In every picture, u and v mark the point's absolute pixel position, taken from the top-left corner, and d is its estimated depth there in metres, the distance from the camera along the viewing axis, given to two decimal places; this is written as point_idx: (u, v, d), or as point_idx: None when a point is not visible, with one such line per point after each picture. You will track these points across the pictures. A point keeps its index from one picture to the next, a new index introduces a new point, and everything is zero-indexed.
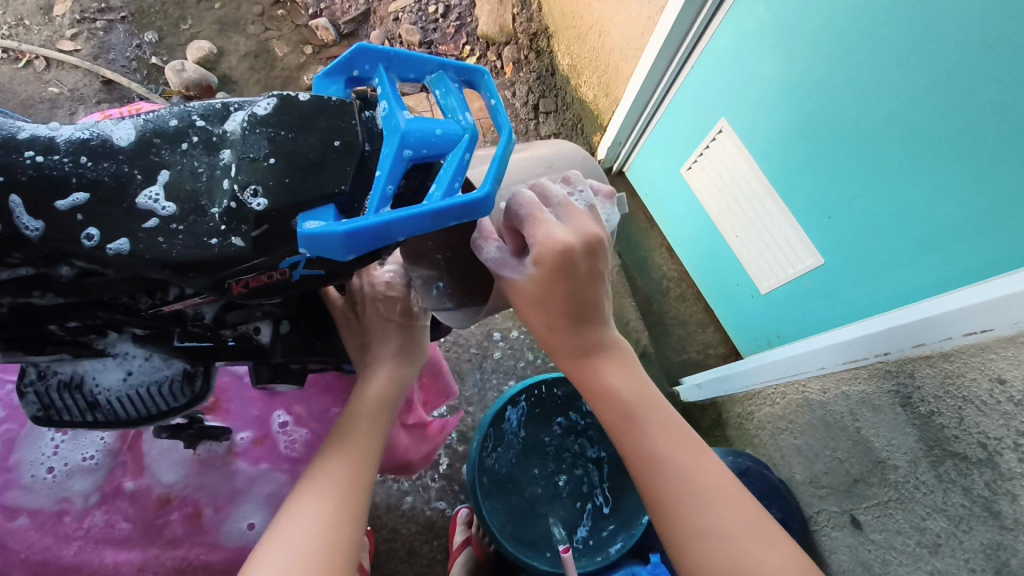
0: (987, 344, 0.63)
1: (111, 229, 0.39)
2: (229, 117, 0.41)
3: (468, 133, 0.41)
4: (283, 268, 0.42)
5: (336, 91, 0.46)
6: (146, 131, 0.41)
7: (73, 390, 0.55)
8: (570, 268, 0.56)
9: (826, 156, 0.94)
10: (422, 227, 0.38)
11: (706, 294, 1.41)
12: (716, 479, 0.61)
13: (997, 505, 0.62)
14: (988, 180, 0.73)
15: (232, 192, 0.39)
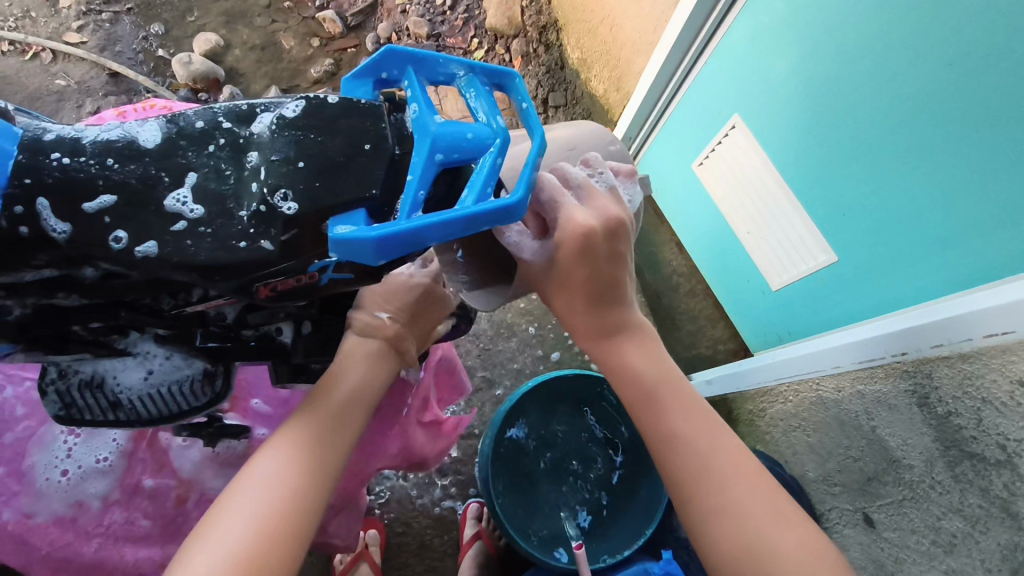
0: (1008, 346, 0.63)
1: (139, 233, 0.39)
2: (256, 118, 0.41)
3: (499, 138, 0.41)
4: (312, 271, 0.43)
5: (364, 92, 0.45)
6: (172, 133, 0.41)
7: (94, 389, 0.55)
8: (587, 250, 0.58)
9: (841, 154, 0.93)
10: (455, 231, 0.38)
11: (716, 290, 1.41)
12: (731, 457, 0.61)
13: (1015, 506, 0.62)
14: (1005, 179, 0.72)
15: (261, 195, 0.39)
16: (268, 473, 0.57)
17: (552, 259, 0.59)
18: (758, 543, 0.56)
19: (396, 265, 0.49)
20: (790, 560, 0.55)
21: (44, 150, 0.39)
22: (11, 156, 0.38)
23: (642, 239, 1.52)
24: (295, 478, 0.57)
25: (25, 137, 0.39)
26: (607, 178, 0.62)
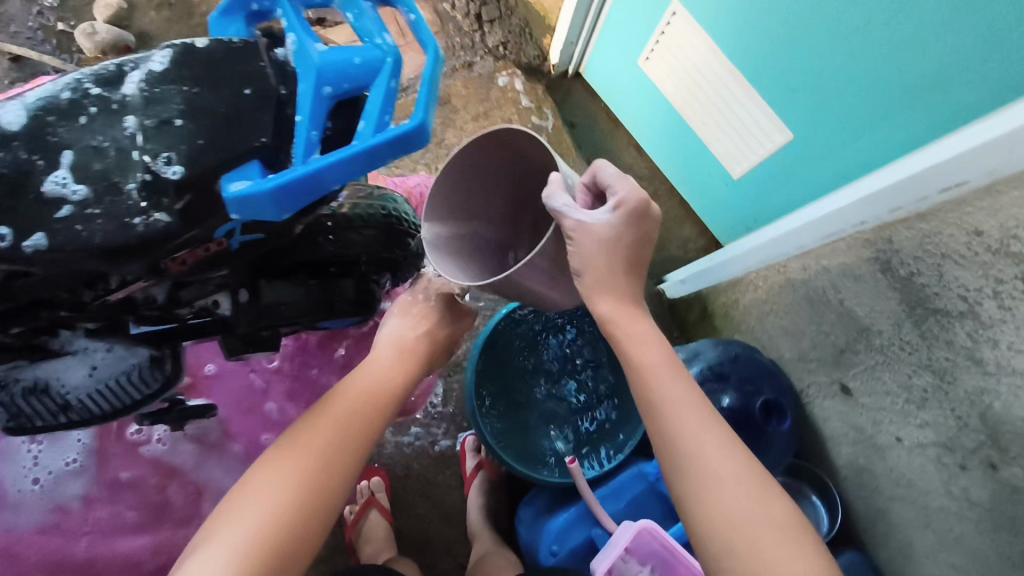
0: (963, 198, 0.63)
1: (23, 226, 0.36)
2: (125, 79, 0.38)
3: (391, 56, 0.37)
4: (219, 239, 0.39)
5: (236, 30, 0.48)
6: (35, 110, 0.37)
7: (40, 395, 0.54)
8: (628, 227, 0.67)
9: (785, 25, 0.89)
10: (356, 171, 0.36)
11: (681, 189, 1.39)
12: (703, 411, 0.66)
13: (979, 353, 0.64)
14: (953, 23, 0.69)
15: (145, 163, 0.36)
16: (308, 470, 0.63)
17: (605, 226, 0.65)
18: (729, 492, 0.60)
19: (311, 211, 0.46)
20: (749, 506, 0.59)
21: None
22: None
23: (601, 149, 1.48)
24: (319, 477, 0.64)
25: None
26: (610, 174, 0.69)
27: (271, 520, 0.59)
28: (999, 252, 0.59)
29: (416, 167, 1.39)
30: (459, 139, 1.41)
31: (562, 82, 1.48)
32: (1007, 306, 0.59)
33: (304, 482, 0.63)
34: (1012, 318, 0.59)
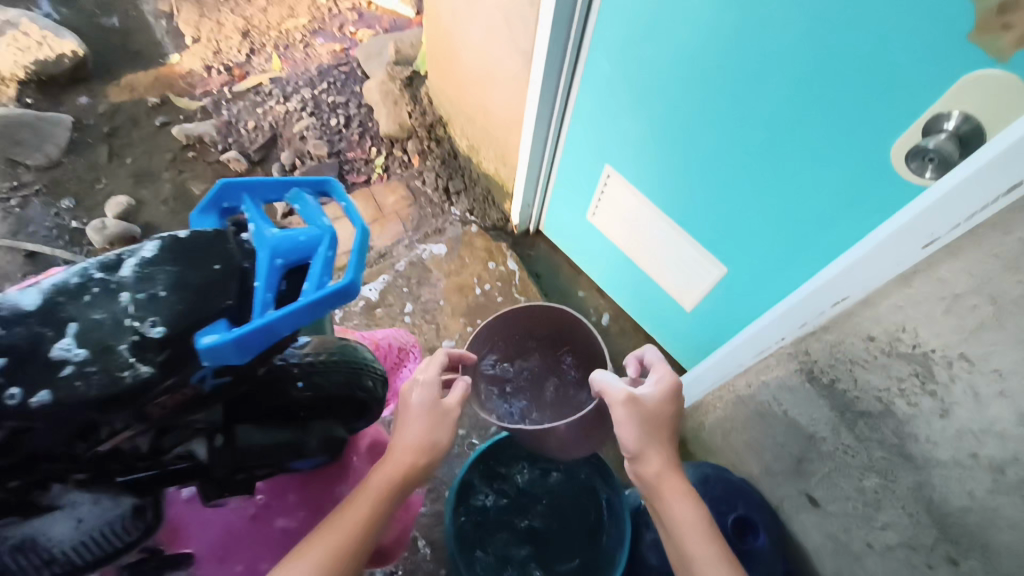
0: (850, 310, 0.69)
1: (29, 386, 0.43)
2: (122, 265, 0.47)
3: (327, 233, 0.54)
4: (194, 382, 0.51)
5: (210, 223, 0.61)
6: (51, 294, 0.45)
7: (24, 551, 0.56)
8: (639, 419, 0.78)
9: (700, 175, 1.04)
10: (302, 316, 0.49)
11: (645, 324, 1.50)
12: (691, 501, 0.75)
13: (907, 448, 0.69)
14: (827, 169, 0.84)
15: (133, 327, 0.44)
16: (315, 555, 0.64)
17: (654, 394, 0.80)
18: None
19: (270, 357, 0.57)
20: None
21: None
22: None
23: (566, 294, 1.61)
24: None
25: None
26: (658, 365, 0.85)
27: None
28: (891, 353, 0.65)
29: (394, 321, 1.50)
30: (433, 292, 1.54)
31: (525, 238, 1.67)
32: (914, 402, 0.65)
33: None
34: (921, 413, 0.65)
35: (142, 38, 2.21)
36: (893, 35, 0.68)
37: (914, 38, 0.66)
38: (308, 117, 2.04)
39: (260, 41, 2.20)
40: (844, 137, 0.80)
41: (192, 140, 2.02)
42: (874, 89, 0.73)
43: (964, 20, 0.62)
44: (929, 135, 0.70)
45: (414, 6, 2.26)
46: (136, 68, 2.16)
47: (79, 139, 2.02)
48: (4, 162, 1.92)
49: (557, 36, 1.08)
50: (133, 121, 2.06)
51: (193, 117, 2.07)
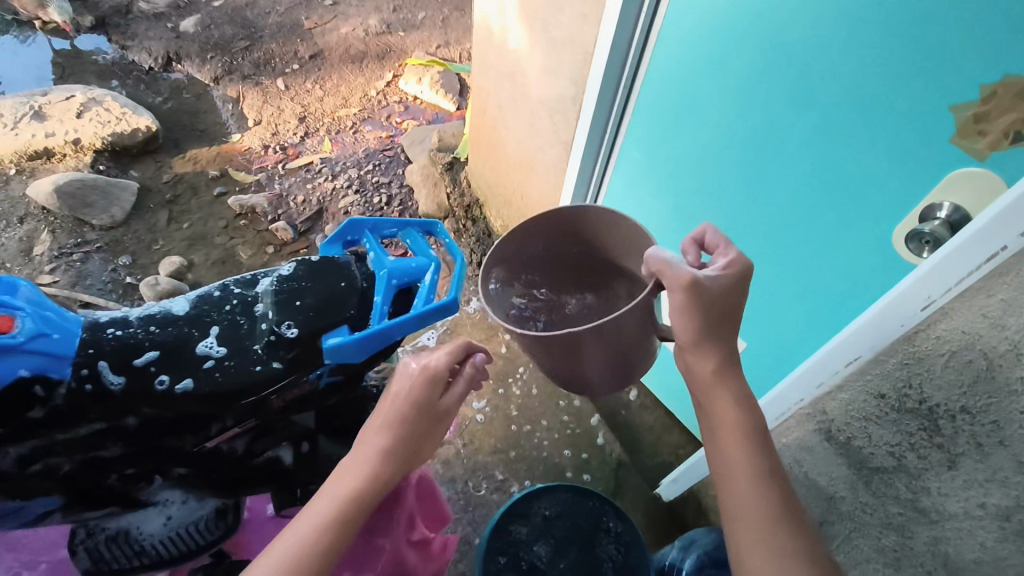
0: (862, 368, 0.79)
1: (177, 374, 0.65)
2: (259, 284, 0.73)
3: (432, 263, 0.75)
4: (313, 379, 0.76)
5: (336, 250, 0.81)
6: (201, 304, 0.70)
7: (120, 540, 0.77)
8: (701, 308, 0.68)
9: None
10: (411, 327, 0.69)
11: (666, 400, 1.56)
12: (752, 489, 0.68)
13: (920, 503, 0.73)
14: (839, 249, 0.96)
15: (272, 327, 0.69)
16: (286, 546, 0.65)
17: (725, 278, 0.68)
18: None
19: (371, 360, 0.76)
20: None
21: (102, 329, 0.66)
22: (77, 335, 0.64)
23: None
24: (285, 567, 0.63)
25: (92, 326, 0.65)
26: (725, 246, 0.72)
27: None
28: (901, 408, 0.72)
29: None
30: None
31: None
32: (924, 455, 0.71)
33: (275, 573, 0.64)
34: (931, 466, 0.70)
35: (209, 118, 2.44)
36: (893, 137, 0.81)
37: (908, 138, 0.80)
38: (353, 194, 2.21)
39: (314, 126, 2.42)
40: (852, 221, 0.92)
41: (245, 210, 2.17)
42: (875, 180, 0.86)
43: (947, 125, 0.75)
44: (924, 220, 0.81)
45: (456, 101, 2.49)
46: (201, 144, 2.36)
47: (142, 203, 2.18)
48: (71, 221, 2.07)
49: (596, 127, 1.24)
50: (192, 190, 2.23)
51: (247, 189, 2.24)
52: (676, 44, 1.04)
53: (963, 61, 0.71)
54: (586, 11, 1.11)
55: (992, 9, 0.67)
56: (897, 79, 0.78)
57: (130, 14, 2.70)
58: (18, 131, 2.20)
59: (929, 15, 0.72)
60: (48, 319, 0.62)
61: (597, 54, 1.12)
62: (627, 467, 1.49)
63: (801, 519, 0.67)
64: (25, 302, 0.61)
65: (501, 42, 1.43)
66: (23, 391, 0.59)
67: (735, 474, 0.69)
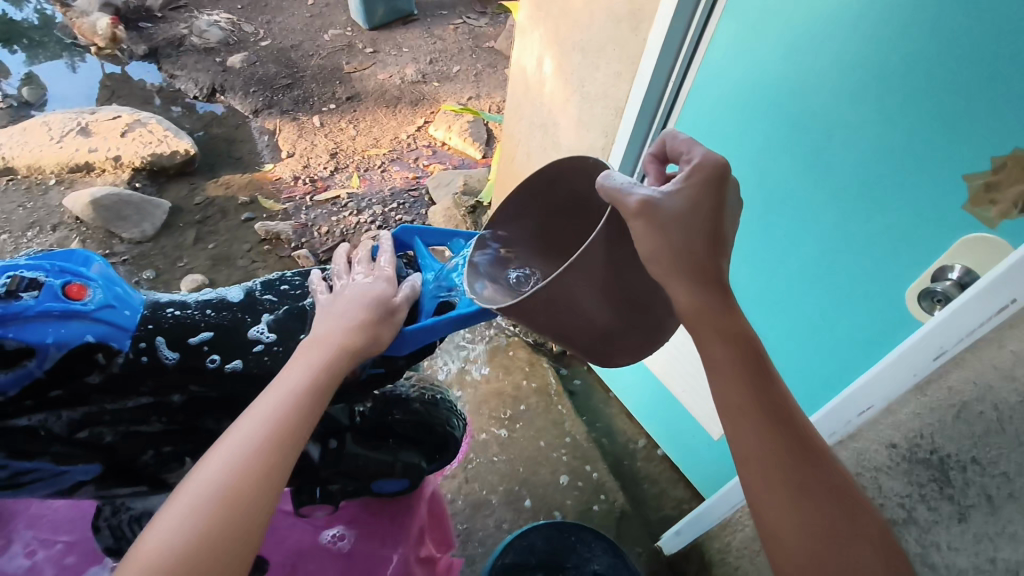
0: (875, 417, 0.80)
1: (228, 356, 0.70)
2: (306, 281, 0.80)
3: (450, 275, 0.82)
4: (358, 368, 0.76)
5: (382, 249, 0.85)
6: (253, 294, 0.77)
7: (141, 522, 0.80)
8: (664, 232, 0.62)
9: (749, 297, 1.17)
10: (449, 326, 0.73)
11: (671, 452, 1.56)
12: (755, 422, 0.63)
13: (930, 558, 0.72)
14: (853, 306, 0.99)
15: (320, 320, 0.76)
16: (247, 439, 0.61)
17: (686, 193, 0.62)
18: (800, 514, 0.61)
19: (412, 360, 0.80)
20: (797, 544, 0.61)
21: (162, 308, 0.70)
22: (138, 311, 0.68)
23: (596, 411, 1.66)
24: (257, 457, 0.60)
25: (152, 306, 0.70)
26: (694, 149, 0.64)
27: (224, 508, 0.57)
28: (913, 458, 0.74)
29: None
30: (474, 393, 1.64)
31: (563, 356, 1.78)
32: (935, 506, 0.71)
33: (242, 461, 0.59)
34: (942, 519, 0.70)
35: (245, 147, 2.54)
36: (908, 200, 0.86)
37: (923, 202, 0.84)
38: (376, 230, 2.27)
39: (344, 162, 2.51)
40: (867, 278, 0.95)
41: (270, 235, 2.23)
42: (902, 230, 0.88)
43: (960, 192, 0.80)
44: (936, 281, 0.85)
45: (481, 149, 2.59)
46: (235, 170, 2.45)
47: (171, 221, 2.25)
48: (103, 232, 2.14)
49: None
50: (222, 213, 2.30)
51: (275, 216, 2.30)
52: (703, 106, 1.11)
53: (973, 133, 0.77)
54: (621, 70, 1.19)
55: (1001, 88, 0.73)
56: (913, 146, 0.83)
57: (182, 46, 2.85)
58: (64, 144, 2.29)
59: (945, 87, 0.78)
60: (117, 294, 0.66)
61: (627, 110, 1.19)
62: (630, 516, 1.49)
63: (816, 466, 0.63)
64: (98, 277, 0.65)
65: (537, 94, 1.51)
66: (86, 357, 0.62)
67: (741, 418, 0.64)
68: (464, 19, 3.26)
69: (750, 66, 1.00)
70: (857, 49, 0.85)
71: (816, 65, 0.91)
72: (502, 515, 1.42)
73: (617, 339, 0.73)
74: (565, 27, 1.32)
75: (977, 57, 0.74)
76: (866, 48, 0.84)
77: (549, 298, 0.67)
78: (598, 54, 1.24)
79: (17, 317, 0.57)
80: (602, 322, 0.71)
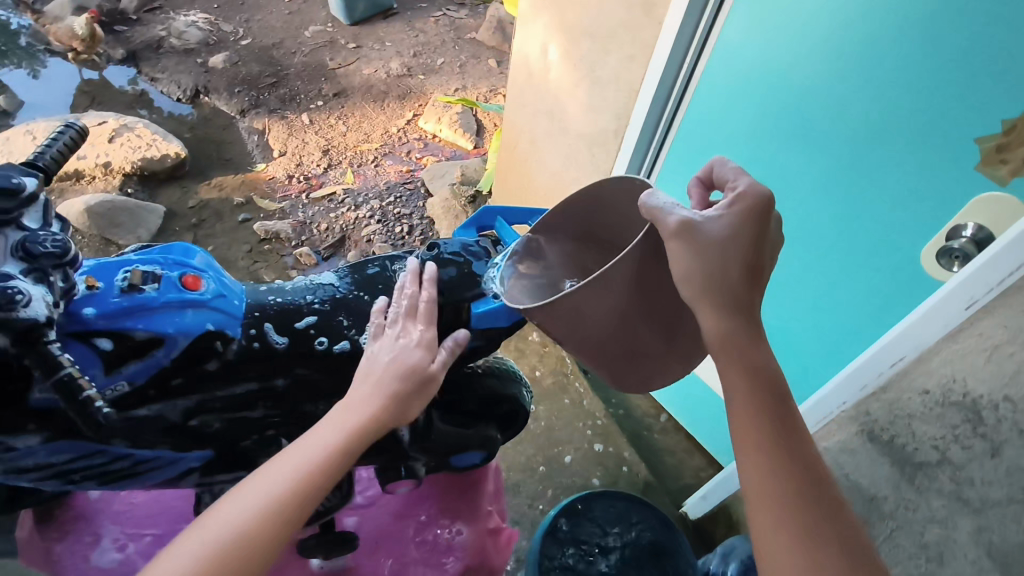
0: (906, 368, 0.86)
1: (334, 338, 0.71)
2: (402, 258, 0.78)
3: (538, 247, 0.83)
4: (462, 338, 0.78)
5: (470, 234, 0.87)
6: (351, 276, 0.76)
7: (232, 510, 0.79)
8: (702, 254, 0.65)
9: None
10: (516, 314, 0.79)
11: (687, 423, 1.63)
12: (768, 455, 0.63)
13: (964, 493, 0.79)
14: (869, 273, 1.05)
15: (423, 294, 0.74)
16: (273, 477, 0.60)
17: (726, 222, 0.66)
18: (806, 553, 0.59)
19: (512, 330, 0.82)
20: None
21: (265, 298, 0.70)
22: (241, 299, 0.69)
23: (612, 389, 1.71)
24: (277, 499, 0.59)
25: (257, 298, 0.70)
26: (739, 182, 0.68)
27: (232, 539, 0.57)
28: (945, 402, 0.80)
29: None
30: None
31: None
32: (968, 446, 0.78)
33: (265, 499, 0.59)
34: (975, 456, 0.77)
35: (235, 148, 2.52)
36: (921, 167, 0.92)
37: (937, 168, 0.90)
38: (376, 224, 2.27)
39: (337, 159, 2.50)
40: (880, 243, 1.02)
41: (270, 235, 2.22)
42: (917, 194, 0.94)
43: (972, 155, 0.86)
44: (950, 239, 0.91)
45: (472, 140, 2.60)
46: (227, 172, 2.43)
47: (167, 226, 2.22)
48: (99, 240, 2.11)
49: (633, 161, 1.34)
50: (218, 215, 2.28)
51: (272, 215, 2.29)
52: (715, 85, 1.16)
53: (981, 101, 0.83)
54: (635, 54, 1.24)
55: (1006, 56, 0.79)
56: (925, 114, 0.89)
57: (161, 49, 2.80)
58: (50, 152, 2.24)
59: (954, 58, 0.84)
60: (224, 283, 0.67)
61: (645, 90, 1.24)
62: (653, 486, 1.54)
63: (833, 509, 0.61)
64: (205, 266, 0.67)
65: (541, 82, 1.54)
66: (206, 345, 0.63)
67: (751, 447, 0.64)
68: (444, 12, 3.27)
69: (764, 45, 1.05)
70: (869, 26, 0.91)
71: (827, 45, 0.97)
72: (533, 493, 1.46)
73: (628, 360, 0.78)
74: (571, 14, 1.35)
75: (982, 28, 0.80)
76: (879, 24, 0.90)
77: (565, 310, 0.70)
78: (608, 39, 1.28)
79: (143, 307, 0.60)
80: (615, 330, 0.73)
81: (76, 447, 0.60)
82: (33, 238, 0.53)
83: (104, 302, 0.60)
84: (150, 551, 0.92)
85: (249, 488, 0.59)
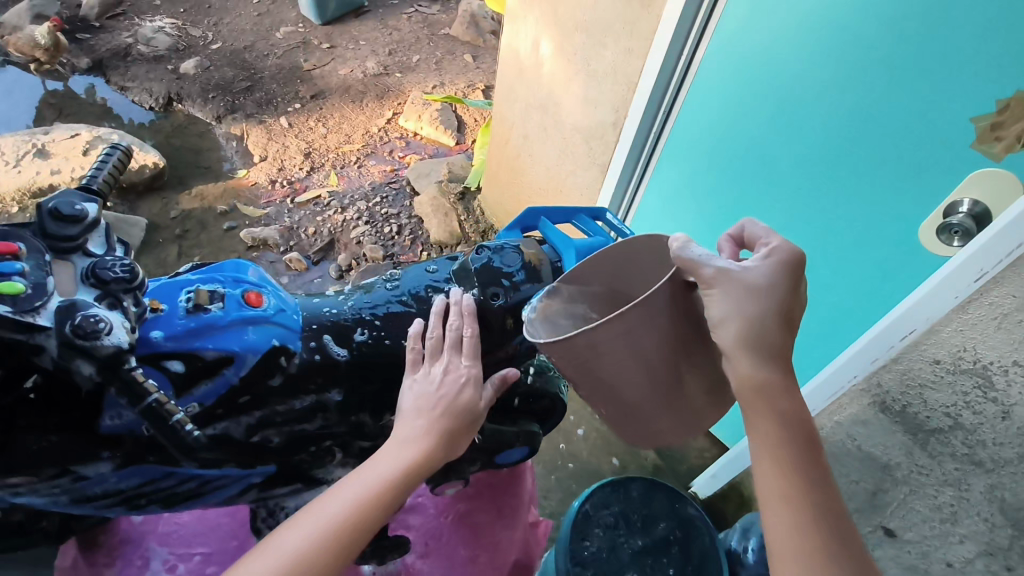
0: (916, 340, 0.90)
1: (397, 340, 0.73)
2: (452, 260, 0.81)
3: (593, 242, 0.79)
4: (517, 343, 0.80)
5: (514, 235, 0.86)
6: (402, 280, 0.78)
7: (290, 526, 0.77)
8: (739, 302, 0.60)
9: None
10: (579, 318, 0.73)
11: None
12: (791, 505, 0.59)
13: (977, 455, 0.84)
14: (866, 252, 1.07)
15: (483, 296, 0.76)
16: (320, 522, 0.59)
17: (762, 276, 0.60)
18: None
19: None
20: None
21: (321, 311, 0.72)
22: (298, 314, 0.70)
23: None
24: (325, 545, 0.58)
25: (314, 311, 0.72)
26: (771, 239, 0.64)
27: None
28: (956, 370, 0.85)
29: None
30: None
31: None
32: (979, 410, 0.83)
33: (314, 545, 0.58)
34: (987, 419, 0.82)
35: (213, 156, 2.47)
36: (917, 148, 0.95)
37: (933, 148, 0.93)
38: (364, 226, 2.25)
39: (319, 161, 2.47)
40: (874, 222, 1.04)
41: (257, 242, 2.18)
42: (914, 172, 0.96)
43: (967, 133, 0.89)
44: (948, 215, 0.93)
45: (454, 137, 2.60)
46: (207, 180, 2.38)
47: (150, 238, 2.17)
48: None
49: (633, 149, 1.37)
50: (202, 224, 2.24)
51: (257, 222, 2.26)
52: (713, 76, 1.19)
53: (974, 82, 0.86)
54: (632, 47, 1.26)
55: (1000, 38, 0.82)
56: (919, 97, 0.92)
57: (128, 56, 2.72)
58: (21, 168, 2.17)
59: (946, 42, 0.88)
60: (277, 295, 0.70)
61: (643, 83, 1.27)
62: (661, 469, 1.58)
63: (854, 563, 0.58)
64: (260, 280, 0.70)
65: (533, 78, 1.55)
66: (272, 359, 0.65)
67: (774, 498, 0.60)
68: (416, 8, 3.24)
69: (763, 36, 1.09)
70: (866, 16, 0.95)
71: (824, 35, 1.01)
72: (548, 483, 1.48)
73: (653, 434, 0.71)
74: (565, 9, 1.37)
75: (972, 13, 0.84)
76: (875, 13, 0.94)
77: (582, 349, 0.62)
78: (605, 34, 1.30)
79: (211, 327, 0.61)
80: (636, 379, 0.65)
81: (145, 471, 0.61)
82: (102, 264, 0.55)
83: (170, 324, 0.61)
84: (203, 571, 0.87)
85: (304, 526, 0.59)
